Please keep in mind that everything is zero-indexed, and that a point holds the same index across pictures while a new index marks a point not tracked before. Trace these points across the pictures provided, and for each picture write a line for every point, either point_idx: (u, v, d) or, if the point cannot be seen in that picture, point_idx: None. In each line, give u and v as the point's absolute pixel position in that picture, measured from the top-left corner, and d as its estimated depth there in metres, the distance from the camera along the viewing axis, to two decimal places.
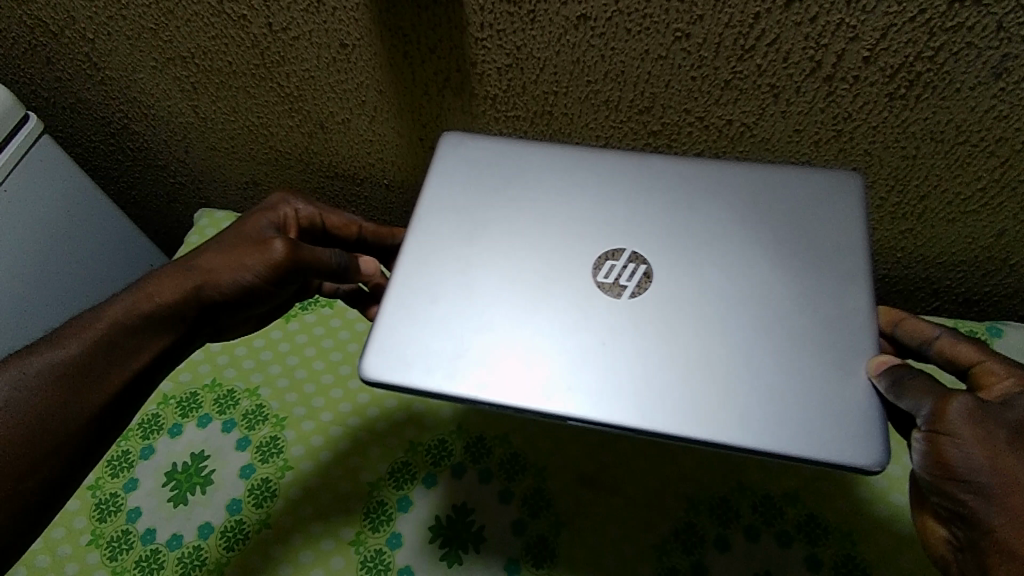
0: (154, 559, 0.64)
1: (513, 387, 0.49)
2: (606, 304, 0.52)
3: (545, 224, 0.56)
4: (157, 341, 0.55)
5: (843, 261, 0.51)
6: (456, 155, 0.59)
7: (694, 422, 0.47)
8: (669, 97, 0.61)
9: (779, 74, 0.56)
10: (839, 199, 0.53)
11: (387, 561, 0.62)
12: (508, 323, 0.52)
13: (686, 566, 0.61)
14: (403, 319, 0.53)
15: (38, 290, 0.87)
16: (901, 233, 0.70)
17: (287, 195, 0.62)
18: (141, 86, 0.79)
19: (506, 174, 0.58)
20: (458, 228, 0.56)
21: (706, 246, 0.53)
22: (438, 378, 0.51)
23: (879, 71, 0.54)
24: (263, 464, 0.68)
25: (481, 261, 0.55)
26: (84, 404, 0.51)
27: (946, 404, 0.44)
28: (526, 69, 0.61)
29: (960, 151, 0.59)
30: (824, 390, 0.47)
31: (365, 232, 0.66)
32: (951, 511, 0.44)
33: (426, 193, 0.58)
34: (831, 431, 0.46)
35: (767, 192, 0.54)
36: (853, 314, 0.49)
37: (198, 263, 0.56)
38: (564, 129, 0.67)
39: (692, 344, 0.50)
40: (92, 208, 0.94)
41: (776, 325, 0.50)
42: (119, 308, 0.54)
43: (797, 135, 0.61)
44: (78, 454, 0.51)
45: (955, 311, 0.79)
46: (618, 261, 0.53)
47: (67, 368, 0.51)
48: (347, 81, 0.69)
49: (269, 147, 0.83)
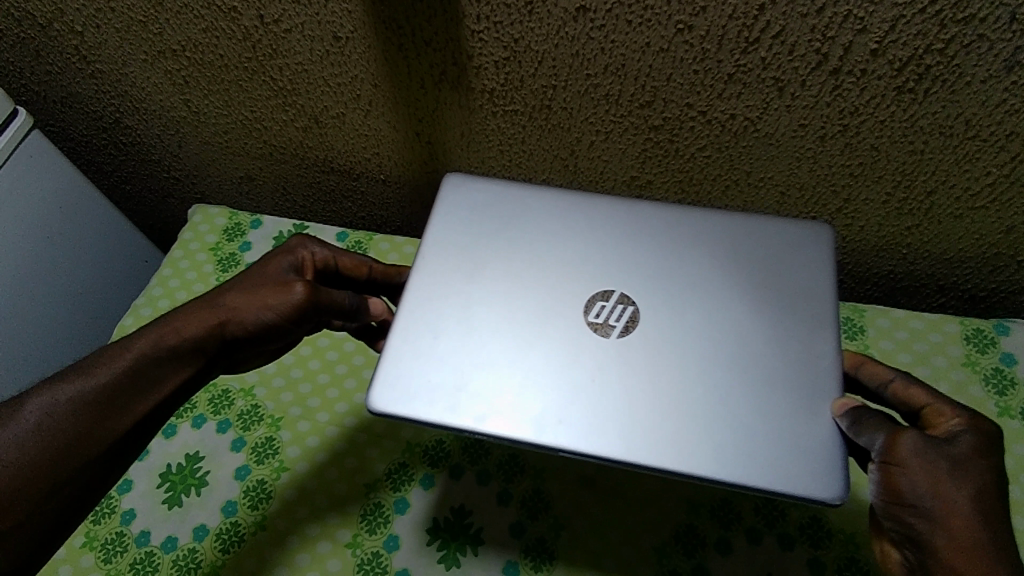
0: (149, 561, 0.63)
1: (512, 413, 0.49)
2: (593, 346, 0.51)
3: (540, 265, 0.56)
4: (179, 373, 0.53)
5: (809, 307, 0.51)
6: (455, 196, 0.59)
7: (677, 458, 0.47)
8: (670, 91, 0.59)
9: (784, 67, 0.54)
10: (805, 250, 0.54)
11: (384, 564, 0.61)
12: (503, 362, 0.52)
13: (686, 569, 0.60)
14: (406, 353, 0.53)
15: (31, 287, 0.87)
16: (907, 229, 0.68)
17: (306, 238, 0.60)
18: (132, 80, 0.78)
19: (504, 213, 0.59)
20: (458, 265, 0.56)
21: (695, 292, 0.53)
22: (439, 410, 0.50)
23: (887, 65, 0.52)
24: (258, 466, 0.67)
25: (480, 293, 0.55)
26: (99, 438, 0.49)
27: (899, 436, 0.44)
28: (523, 62, 0.60)
29: (970, 146, 0.58)
30: (790, 428, 0.48)
31: (375, 272, 0.63)
32: (902, 535, 0.45)
33: (429, 235, 0.58)
34: (794, 464, 0.47)
35: (747, 237, 0.55)
36: (817, 359, 0.50)
37: (222, 300, 0.54)
38: (564, 123, 0.66)
39: (679, 376, 0.50)
40: (85, 204, 0.93)
41: (751, 367, 0.50)
42: (143, 341, 0.52)
43: (802, 130, 0.60)
44: (97, 476, 0.50)
45: (962, 307, 0.77)
46: (608, 303, 0.53)
47: (89, 400, 0.49)
48: (341, 74, 0.67)
49: (263, 142, 0.81)
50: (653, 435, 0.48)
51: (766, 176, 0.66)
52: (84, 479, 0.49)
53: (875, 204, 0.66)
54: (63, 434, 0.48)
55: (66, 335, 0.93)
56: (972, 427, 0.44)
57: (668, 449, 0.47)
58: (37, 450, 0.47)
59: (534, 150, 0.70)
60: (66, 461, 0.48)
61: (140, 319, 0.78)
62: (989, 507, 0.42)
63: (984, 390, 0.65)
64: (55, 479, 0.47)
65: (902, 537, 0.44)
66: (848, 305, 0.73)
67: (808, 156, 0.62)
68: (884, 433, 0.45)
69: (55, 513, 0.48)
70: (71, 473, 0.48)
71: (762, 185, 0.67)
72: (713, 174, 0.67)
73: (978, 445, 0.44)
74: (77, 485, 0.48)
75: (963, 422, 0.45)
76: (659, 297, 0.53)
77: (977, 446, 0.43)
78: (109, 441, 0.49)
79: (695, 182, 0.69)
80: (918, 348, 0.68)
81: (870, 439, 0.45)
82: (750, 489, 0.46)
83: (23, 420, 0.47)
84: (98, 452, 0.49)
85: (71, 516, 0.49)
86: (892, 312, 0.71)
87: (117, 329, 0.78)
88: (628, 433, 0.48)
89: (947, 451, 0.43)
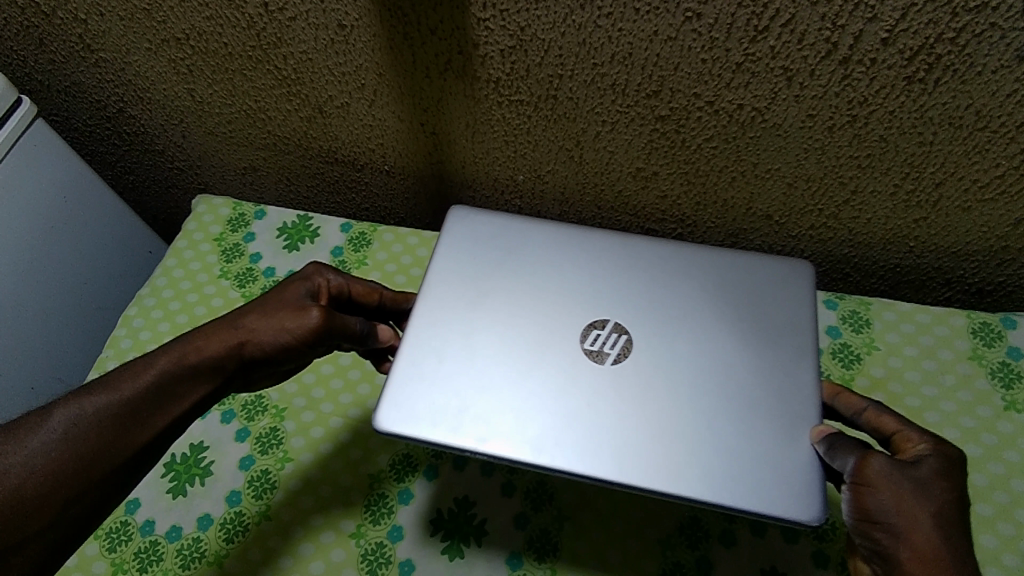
0: (154, 551, 0.63)
1: (512, 434, 0.51)
2: (591, 371, 0.54)
3: (540, 296, 0.58)
4: (196, 390, 0.53)
5: (792, 339, 0.54)
6: (461, 228, 0.62)
7: (667, 480, 0.49)
8: (678, 80, 0.59)
9: (793, 56, 0.54)
10: (788, 286, 0.57)
11: (387, 555, 0.61)
12: (502, 388, 0.53)
13: (690, 561, 0.60)
14: (411, 376, 0.54)
15: (36, 276, 0.86)
16: (915, 221, 0.67)
17: (321, 266, 0.61)
18: (136, 69, 0.78)
19: (505, 244, 0.61)
20: (464, 293, 0.58)
21: (686, 318, 0.56)
22: (441, 430, 0.52)
23: (897, 54, 0.52)
24: (263, 456, 0.67)
25: (483, 326, 0.57)
26: (119, 450, 0.48)
27: (869, 458, 0.45)
28: (529, 51, 0.60)
29: (979, 137, 0.57)
30: (775, 452, 0.49)
31: (386, 299, 0.63)
32: (870, 550, 0.45)
33: (433, 265, 0.60)
34: (779, 489, 0.48)
35: (734, 276, 0.58)
36: (798, 391, 0.52)
37: (241, 321, 0.55)
38: (569, 114, 0.65)
39: (666, 405, 0.52)
40: (88, 194, 0.93)
41: (737, 394, 0.52)
42: (165, 357, 0.52)
43: (810, 121, 0.59)
44: (119, 482, 0.49)
45: (968, 301, 0.76)
46: (603, 331, 0.56)
47: (113, 412, 0.48)
48: (345, 63, 0.67)
49: (267, 132, 0.81)
50: (646, 460, 0.50)
51: (773, 167, 0.65)
52: (101, 489, 0.48)
53: (882, 196, 0.66)
54: (86, 443, 0.47)
55: (70, 323, 0.92)
56: (937, 451, 0.46)
57: (654, 472, 0.49)
58: (57, 458, 0.46)
59: (539, 140, 0.70)
60: (86, 469, 0.47)
61: (143, 310, 0.78)
62: (950, 524, 0.42)
63: (989, 383, 0.65)
64: (79, 485, 0.46)
65: (871, 552, 0.45)
66: (854, 299, 0.72)
67: (816, 147, 0.62)
68: (856, 455, 0.46)
69: (81, 518, 0.47)
70: (91, 481, 0.47)
71: (770, 177, 0.67)
72: (720, 166, 0.67)
73: (940, 468, 0.45)
74: (94, 495, 0.48)
75: (929, 446, 0.46)
76: (656, 323, 0.56)
77: (940, 468, 0.45)
78: (128, 453, 0.49)
79: (700, 174, 0.68)
80: (924, 342, 0.68)
81: (842, 460, 0.46)
82: (740, 510, 0.48)
83: (49, 429, 0.47)
84: (116, 463, 0.48)
85: (90, 520, 0.49)
86: (899, 306, 0.70)
87: (120, 318, 0.78)
88: (618, 453, 0.50)
89: (911, 472, 0.44)
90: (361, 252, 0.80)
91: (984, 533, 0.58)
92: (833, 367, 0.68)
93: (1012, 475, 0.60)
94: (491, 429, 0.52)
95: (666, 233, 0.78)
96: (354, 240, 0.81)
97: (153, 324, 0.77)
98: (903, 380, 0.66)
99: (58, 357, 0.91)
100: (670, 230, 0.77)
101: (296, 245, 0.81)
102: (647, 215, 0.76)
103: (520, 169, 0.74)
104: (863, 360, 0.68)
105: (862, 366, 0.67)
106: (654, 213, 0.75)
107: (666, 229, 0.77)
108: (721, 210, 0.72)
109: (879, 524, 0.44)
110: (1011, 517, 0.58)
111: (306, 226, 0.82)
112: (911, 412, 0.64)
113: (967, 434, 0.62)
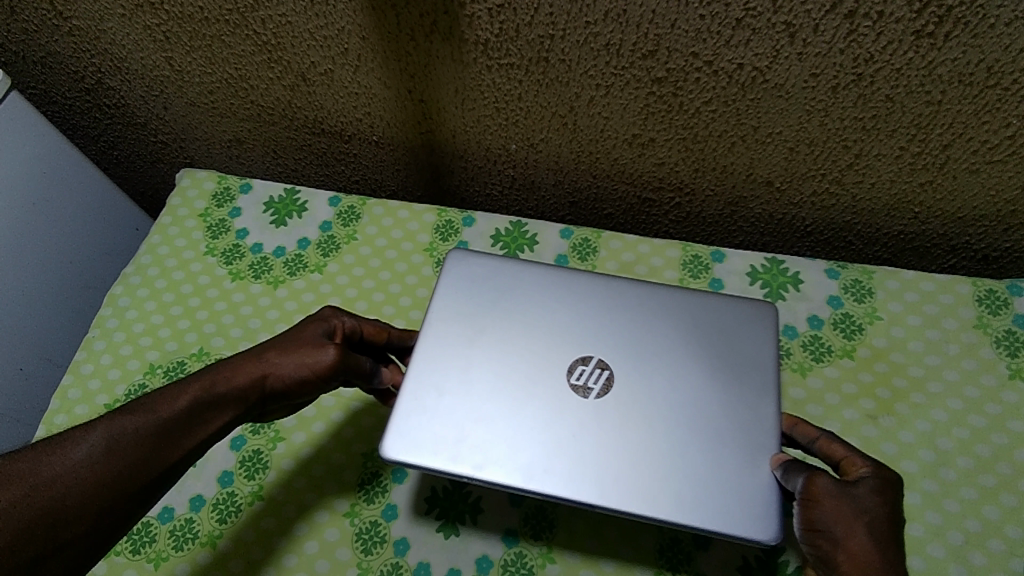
0: (145, 532, 0.61)
1: (500, 454, 0.51)
2: (573, 410, 0.52)
3: (527, 325, 0.57)
4: (221, 418, 0.50)
5: (762, 369, 0.52)
6: (452, 274, 0.60)
7: (640, 504, 0.48)
8: (675, 38, 0.56)
9: (795, 11, 0.51)
10: (761, 324, 0.55)
11: (382, 533, 0.60)
12: (491, 418, 0.52)
13: (689, 537, 0.58)
14: (413, 411, 0.53)
15: (18, 255, 0.84)
16: (921, 184, 0.65)
17: (337, 308, 0.58)
18: (111, 37, 0.75)
19: (496, 282, 0.59)
20: (459, 333, 0.56)
21: (672, 347, 0.54)
22: (441, 459, 0.51)
23: (905, 6, 0.49)
24: (254, 436, 0.65)
25: (477, 362, 0.55)
26: (154, 465, 0.45)
27: (816, 476, 0.44)
28: (518, 10, 0.57)
29: (989, 95, 0.55)
30: (745, 472, 0.48)
31: (394, 338, 0.60)
32: None
33: (432, 311, 0.58)
34: (745, 508, 0.47)
35: (709, 315, 0.56)
36: (766, 415, 0.51)
37: (266, 355, 0.53)
38: (563, 77, 0.63)
39: (645, 432, 0.51)
40: (69, 172, 0.90)
41: (711, 420, 0.51)
42: (197, 384, 0.49)
43: (813, 80, 0.57)
44: (148, 499, 0.45)
45: (973, 269, 0.73)
46: (588, 366, 0.54)
47: (150, 430, 0.46)
48: (327, 26, 0.64)
49: (250, 101, 0.78)
50: (624, 478, 0.49)
51: (774, 130, 0.63)
52: (130, 505, 0.44)
53: (889, 158, 0.63)
54: (123, 458, 0.44)
55: (58, 300, 0.91)
56: (876, 475, 0.44)
57: (633, 495, 0.48)
58: (96, 470, 0.43)
59: (532, 107, 0.67)
60: (118, 484, 0.43)
61: (129, 288, 0.76)
62: (889, 534, 0.41)
63: (994, 352, 0.63)
64: (113, 497, 0.43)
65: (817, 560, 0.43)
66: (856, 267, 0.70)
67: (819, 108, 0.59)
68: (804, 474, 0.44)
69: (107, 533, 0.43)
70: (125, 495, 0.44)
71: (771, 141, 0.64)
72: (720, 130, 0.64)
73: (882, 485, 0.44)
74: (121, 512, 0.44)
75: (870, 470, 0.45)
76: (646, 345, 0.55)
77: (883, 485, 0.44)
78: (158, 471, 0.45)
79: (700, 139, 0.66)
80: (929, 310, 0.66)
81: (793, 482, 0.45)
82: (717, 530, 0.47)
83: (87, 442, 0.44)
84: (147, 478, 0.45)
85: (115, 539, 0.44)
86: (901, 275, 0.68)
87: (106, 297, 0.76)
88: (597, 479, 0.49)
89: (849, 489, 0.43)
90: (350, 226, 0.77)
91: (987, 504, 0.56)
92: (834, 339, 0.66)
93: (1016, 445, 0.58)
94: (487, 457, 0.51)
95: (664, 203, 0.76)
96: (343, 213, 0.78)
97: (140, 303, 0.75)
98: (906, 350, 0.64)
99: (46, 337, 0.89)
100: (669, 199, 0.75)
101: (282, 219, 0.79)
102: (645, 183, 0.73)
103: (513, 138, 0.72)
104: (865, 330, 0.66)
105: (863, 337, 0.65)
106: (651, 180, 0.73)
107: (664, 198, 0.75)
108: (720, 176, 0.70)
109: (823, 532, 0.42)
110: (1015, 488, 0.57)
111: (293, 200, 0.80)
112: (914, 383, 0.62)
113: (970, 405, 0.61)
